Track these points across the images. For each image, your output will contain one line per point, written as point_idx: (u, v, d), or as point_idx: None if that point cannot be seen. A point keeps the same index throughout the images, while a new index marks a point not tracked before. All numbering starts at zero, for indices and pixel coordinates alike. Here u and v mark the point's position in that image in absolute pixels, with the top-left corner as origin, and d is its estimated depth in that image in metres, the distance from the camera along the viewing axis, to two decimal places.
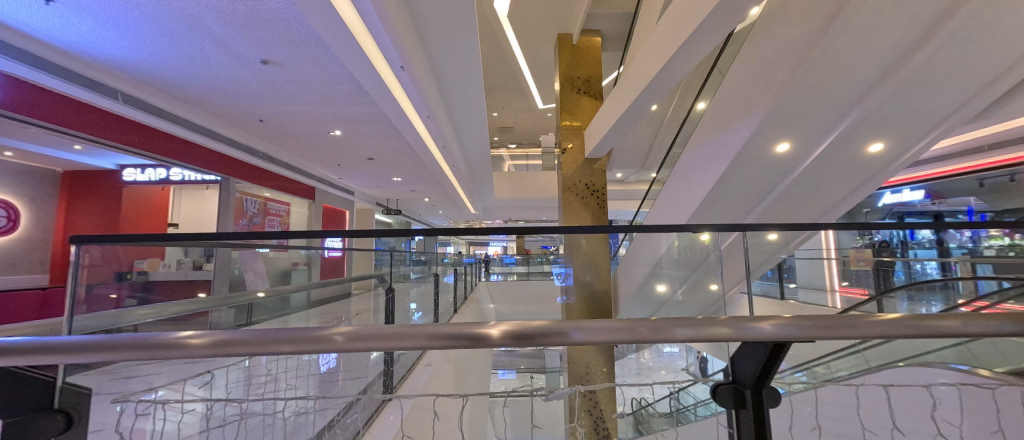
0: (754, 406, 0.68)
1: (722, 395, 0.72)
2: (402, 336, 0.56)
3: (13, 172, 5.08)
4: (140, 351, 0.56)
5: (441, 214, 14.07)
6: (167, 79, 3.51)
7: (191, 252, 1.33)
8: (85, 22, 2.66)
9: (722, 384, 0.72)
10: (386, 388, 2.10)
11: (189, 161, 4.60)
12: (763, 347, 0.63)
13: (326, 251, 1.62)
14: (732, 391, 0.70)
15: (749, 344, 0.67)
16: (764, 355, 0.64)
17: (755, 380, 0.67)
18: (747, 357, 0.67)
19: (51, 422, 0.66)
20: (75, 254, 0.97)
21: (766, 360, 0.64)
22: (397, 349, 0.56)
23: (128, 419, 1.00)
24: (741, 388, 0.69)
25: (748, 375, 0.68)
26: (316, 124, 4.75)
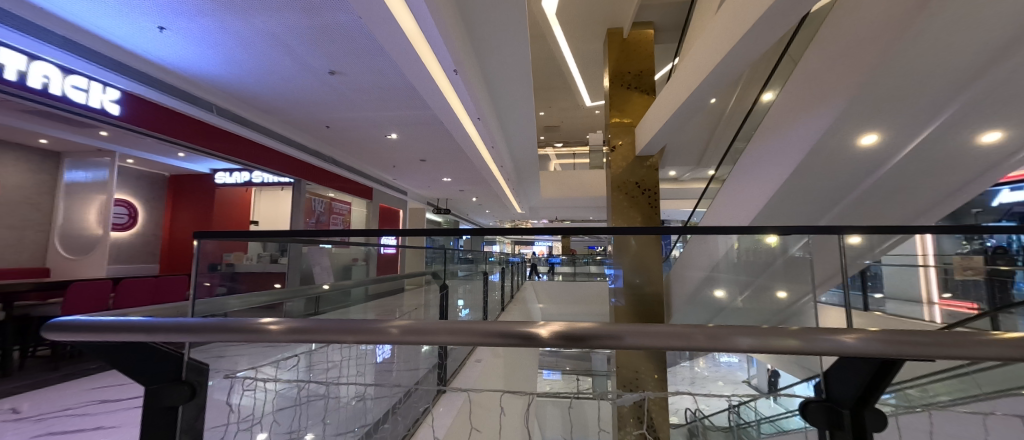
0: (854, 429, 0.60)
1: (813, 413, 0.65)
2: (453, 332, 0.57)
3: (132, 178, 5.98)
4: (234, 333, 0.64)
5: (489, 213, 14.42)
6: (252, 92, 3.97)
7: (270, 248, 1.49)
8: (188, 45, 3.07)
9: (813, 401, 0.65)
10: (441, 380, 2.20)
11: (268, 164, 5.14)
12: (867, 365, 0.56)
13: (382, 248, 1.72)
14: (826, 410, 0.64)
15: (848, 361, 0.60)
16: (868, 374, 0.57)
17: (855, 401, 0.60)
18: (845, 373, 0.60)
19: (178, 392, 0.73)
20: (198, 247, 1.20)
21: (870, 379, 0.57)
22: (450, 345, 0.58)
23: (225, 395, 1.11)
24: (837, 408, 0.62)
25: (847, 393, 0.61)
26: (375, 128, 5.04)
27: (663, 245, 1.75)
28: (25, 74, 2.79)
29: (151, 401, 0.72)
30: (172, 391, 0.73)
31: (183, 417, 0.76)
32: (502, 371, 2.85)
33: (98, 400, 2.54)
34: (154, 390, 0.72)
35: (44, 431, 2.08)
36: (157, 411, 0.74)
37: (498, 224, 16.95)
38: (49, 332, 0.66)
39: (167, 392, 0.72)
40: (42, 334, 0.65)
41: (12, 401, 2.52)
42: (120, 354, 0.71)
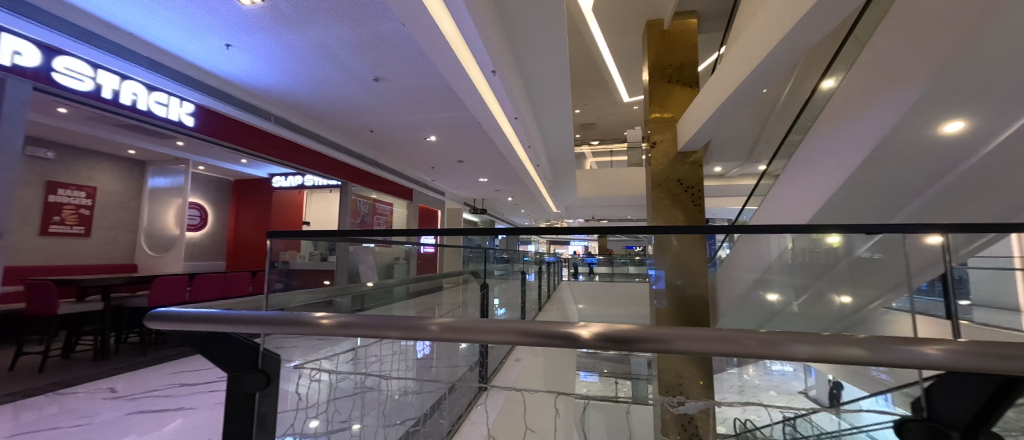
0: None
1: (915, 433, 0.58)
2: (493, 330, 0.58)
3: (203, 183, 6.61)
4: (294, 326, 0.69)
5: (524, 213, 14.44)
6: (305, 101, 4.26)
7: (319, 247, 1.57)
8: (250, 59, 3.34)
9: (914, 420, 0.59)
10: (482, 378, 2.26)
11: (318, 167, 5.48)
12: (982, 388, 0.49)
13: (422, 247, 1.77)
14: (933, 432, 0.57)
15: (959, 380, 0.52)
16: (984, 396, 0.49)
17: (968, 424, 0.52)
18: (956, 392, 0.53)
19: (255, 379, 0.79)
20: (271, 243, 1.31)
21: (986, 402, 0.49)
22: (491, 344, 0.60)
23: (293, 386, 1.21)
24: (945, 430, 0.55)
25: (958, 416, 0.53)
26: (415, 131, 5.22)
27: (707, 245, 1.67)
28: (119, 92, 3.17)
29: (233, 387, 0.79)
30: (250, 378, 0.79)
31: (260, 404, 0.82)
32: (541, 371, 2.85)
33: (176, 383, 2.83)
34: (236, 376, 0.79)
35: (137, 409, 2.37)
36: (239, 396, 0.80)
37: (534, 223, 16.94)
38: (151, 321, 0.74)
39: (246, 380, 0.78)
40: (146, 323, 0.74)
41: (110, 381, 2.89)
42: (209, 343, 0.79)
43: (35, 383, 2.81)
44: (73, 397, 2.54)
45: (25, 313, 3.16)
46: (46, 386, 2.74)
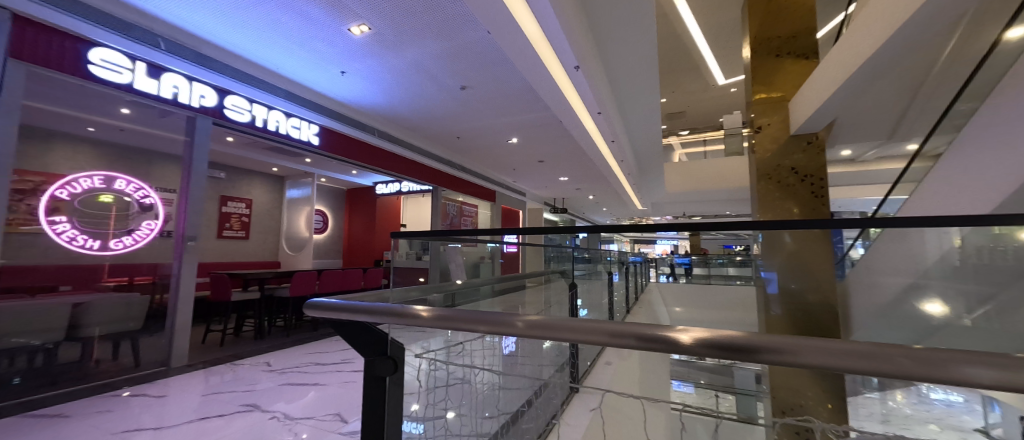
0: None
1: None
2: (583, 330, 0.57)
3: (325, 192, 7.77)
4: (400, 320, 0.78)
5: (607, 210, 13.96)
6: (403, 113, 4.76)
7: (414, 246, 1.56)
8: (359, 81, 3.90)
9: None
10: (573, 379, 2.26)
11: (414, 174, 6.05)
12: None
13: (505, 247, 1.82)
14: None
15: None
16: None
17: None
18: None
19: (386, 365, 0.89)
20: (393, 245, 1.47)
21: None
22: (579, 344, 0.59)
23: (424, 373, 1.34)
24: None
25: None
26: (498, 135, 5.44)
27: (835, 244, 1.39)
28: (268, 121, 3.89)
29: (368, 371, 0.90)
30: (382, 363, 0.89)
31: (391, 386, 0.92)
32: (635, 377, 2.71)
33: (312, 362, 3.39)
34: (371, 361, 0.89)
35: (284, 381, 2.89)
36: (373, 380, 0.91)
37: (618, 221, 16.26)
38: (307, 310, 0.91)
39: (379, 364, 0.89)
40: (304, 311, 0.90)
41: (266, 356, 3.57)
42: (348, 330, 0.93)
43: (219, 354, 3.61)
44: (242, 367, 3.21)
45: (211, 299, 4.09)
46: (225, 357, 3.50)
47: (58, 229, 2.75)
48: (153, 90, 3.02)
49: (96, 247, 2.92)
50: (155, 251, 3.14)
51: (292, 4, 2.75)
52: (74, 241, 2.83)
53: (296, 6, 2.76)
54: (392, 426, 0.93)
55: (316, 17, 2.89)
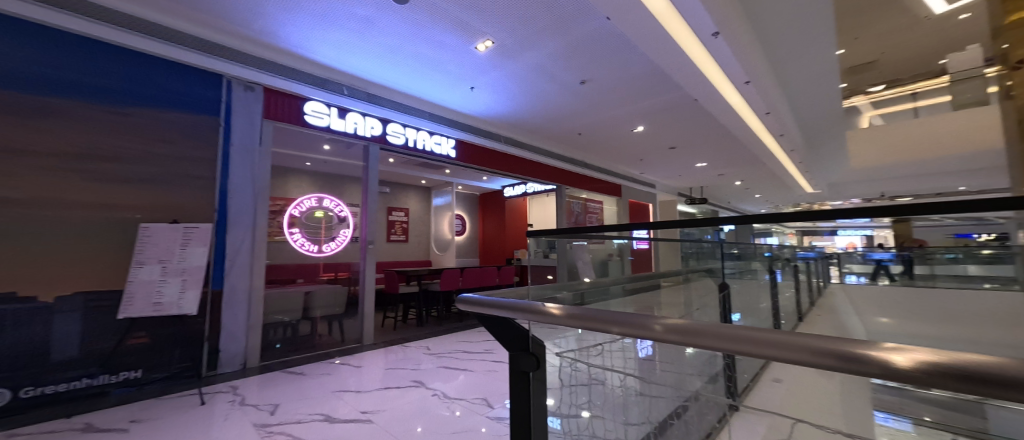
0: None
1: None
2: (736, 340, 0.48)
3: (463, 198, 8.70)
4: (541, 318, 0.79)
5: (761, 196, 11.84)
6: (526, 117, 4.98)
7: (542, 245, 1.61)
8: (487, 93, 4.24)
9: None
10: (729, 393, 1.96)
11: (539, 175, 6.25)
12: None
13: (636, 243, 1.69)
14: None
15: None
16: None
17: None
18: None
19: (528, 361, 0.95)
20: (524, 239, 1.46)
21: None
22: (735, 355, 0.50)
23: (560, 372, 1.36)
24: None
25: None
26: (622, 125, 5.19)
27: None
28: (418, 141, 4.56)
29: (513, 365, 0.97)
30: (524, 359, 0.95)
31: (535, 381, 0.97)
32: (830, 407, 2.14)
33: (462, 349, 3.85)
34: (515, 356, 0.96)
35: (441, 364, 3.34)
36: (517, 374, 0.97)
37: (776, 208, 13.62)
38: (459, 303, 1.01)
39: (522, 359, 0.95)
40: (456, 305, 1.00)
41: (428, 341, 4.18)
42: (492, 323, 1.01)
43: (394, 336, 4.42)
44: (410, 349, 3.85)
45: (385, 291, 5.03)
46: (398, 339, 4.25)
47: (295, 238, 3.70)
48: (341, 127, 3.89)
49: (315, 250, 3.84)
50: (349, 252, 4.04)
51: (430, 35, 3.16)
52: (303, 246, 3.77)
53: (433, 37, 3.18)
54: (536, 418, 0.98)
55: (449, 42, 3.26)
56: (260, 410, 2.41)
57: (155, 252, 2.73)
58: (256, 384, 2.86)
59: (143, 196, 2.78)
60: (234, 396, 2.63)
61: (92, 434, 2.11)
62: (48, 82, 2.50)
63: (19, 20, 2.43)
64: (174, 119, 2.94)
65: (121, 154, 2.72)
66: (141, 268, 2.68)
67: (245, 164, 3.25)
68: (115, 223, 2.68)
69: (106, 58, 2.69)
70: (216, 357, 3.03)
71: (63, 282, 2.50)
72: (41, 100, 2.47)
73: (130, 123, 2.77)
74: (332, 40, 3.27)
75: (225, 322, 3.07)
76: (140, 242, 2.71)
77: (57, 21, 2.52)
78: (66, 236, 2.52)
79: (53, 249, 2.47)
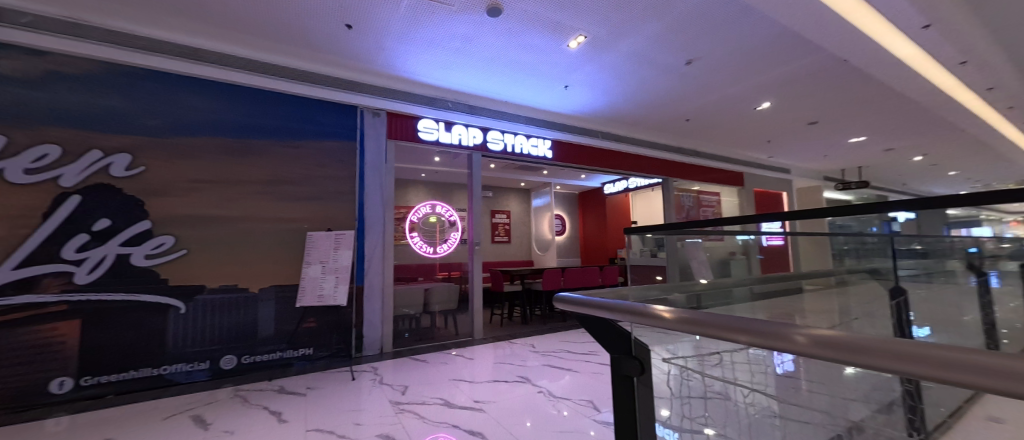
0: None
1: None
2: (911, 358, 0.36)
3: (562, 198, 8.70)
4: (647, 320, 0.74)
5: (951, 174, 9.13)
6: (625, 109, 4.75)
7: (648, 243, 1.42)
8: (582, 90, 4.17)
9: None
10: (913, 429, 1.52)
11: (642, 169, 5.87)
12: None
13: (766, 240, 1.44)
14: None
15: None
16: None
17: None
18: None
19: (631, 365, 0.89)
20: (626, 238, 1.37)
21: None
22: (918, 380, 0.37)
23: (673, 381, 1.25)
24: None
25: None
26: (740, 104, 4.56)
27: None
28: (516, 145, 4.70)
29: (615, 369, 0.92)
30: (627, 362, 0.90)
31: (641, 387, 0.92)
32: None
33: (568, 349, 3.85)
34: (616, 358, 0.92)
35: (547, 362, 3.38)
36: (620, 378, 0.92)
37: (976, 188, 10.36)
38: (557, 302, 1.01)
39: (625, 362, 0.90)
40: (554, 304, 1.01)
41: (532, 339, 4.29)
42: (591, 323, 0.98)
43: (501, 332, 4.65)
44: (517, 345, 4.00)
45: (491, 289, 5.31)
46: (504, 335, 4.45)
47: (413, 241, 4.14)
48: (448, 140, 4.25)
49: (430, 251, 4.25)
50: (459, 253, 4.39)
51: (522, 41, 3.25)
52: (421, 248, 4.20)
53: (527, 42, 3.26)
54: (643, 427, 0.92)
55: (541, 44, 3.30)
56: (394, 389, 2.78)
57: (318, 254, 3.25)
58: (391, 367, 3.31)
59: (306, 210, 3.47)
60: (374, 375, 3.09)
61: (282, 395, 2.71)
62: (246, 127, 3.29)
63: (229, 85, 3.26)
64: (325, 146, 3.59)
65: (292, 178, 3.44)
66: (309, 267, 3.21)
67: (375, 179, 3.80)
68: (289, 232, 3.39)
69: (280, 104, 3.44)
70: (361, 342, 3.60)
71: (260, 279, 3.26)
72: (242, 142, 3.28)
73: (296, 153, 3.48)
74: (438, 62, 3.61)
75: (365, 313, 3.64)
76: (308, 246, 3.25)
77: (250, 81, 3.31)
78: (260, 243, 3.28)
79: (252, 254, 3.24)
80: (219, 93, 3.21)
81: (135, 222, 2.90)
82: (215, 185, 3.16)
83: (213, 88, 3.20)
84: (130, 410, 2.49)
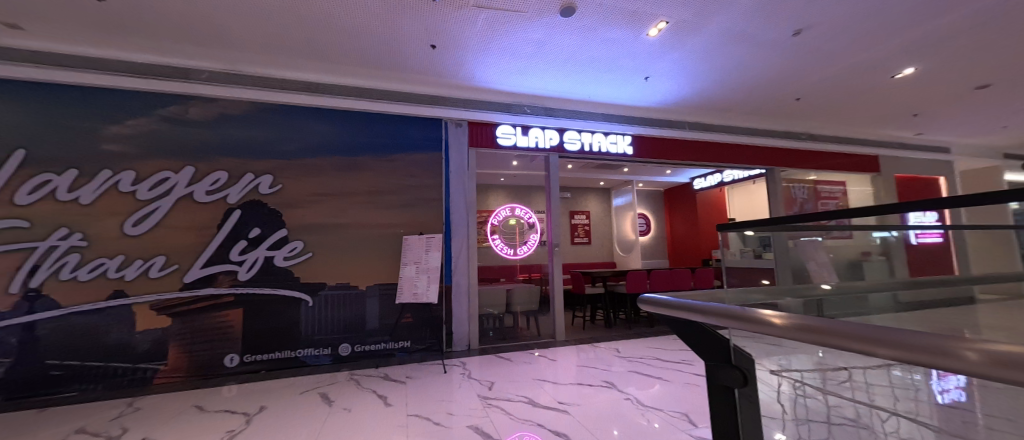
0: None
1: None
2: None
3: (645, 196, 8.24)
4: (747, 325, 0.66)
5: None
6: (717, 95, 4.33)
7: (749, 242, 1.25)
8: (664, 80, 3.92)
9: None
10: None
11: (739, 160, 5.27)
12: None
13: (916, 237, 1.16)
14: None
15: None
16: None
17: None
18: None
19: (731, 375, 0.81)
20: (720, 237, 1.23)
21: None
22: None
23: (788, 398, 1.09)
24: None
25: None
26: (867, 74, 3.84)
27: None
28: (594, 143, 4.59)
29: (712, 377, 0.85)
30: (726, 372, 0.81)
31: (743, 401, 0.84)
32: None
33: (657, 356, 3.62)
34: (713, 366, 0.84)
35: (635, 369, 3.22)
36: (718, 388, 0.84)
37: None
38: (641, 304, 0.96)
39: (723, 372, 0.82)
40: (638, 305, 0.96)
41: (617, 343, 4.13)
42: (682, 328, 0.92)
43: (584, 335, 4.56)
44: (601, 349, 3.88)
45: (573, 291, 5.25)
46: (586, 339, 4.35)
47: (497, 243, 4.27)
48: (525, 144, 4.32)
49: (510, 252, 4.32)
50: (539, 255, 4.44)
51: (600, 36, 3.17)
52: (502, 249, 4.30)
53: (605, 37, 3.17)
54: None
55: (618, 37, 3.19)
56: (482, 384, 2.91)
57: (413, 255, 3.54)
58: (478, 363, 3.47)
59: (401, 217, 3.83)
60: (463, 370, 3.27)
61: (387, 382, 3.03)
62: (352, 146, 3.76)
63: (339, 110, 3.76)
64: (416, 158, 3.93)
65: (389, 188, 3.83)
66: (404, 268, 3.53)
67: (459, 186, 4.03)
68: (388, 237, 3.78)
69: (378, 123, 3.85)
70: (451, 337, 3.85)
71: (366, 278, 3.69)
72: (350, 158, 3.75)
73: (392, 165, 3.86)
74: (515, 69, 3.70)
75: (454, 311, 3.88)
76: (404, 248, 3.57)
77: (355, 105, 3.77)
78: (365, 246, 3.71)
79: (360, 256, 3.69)
80: (331, 118, 3.72)
81: (275, 229, 3.50)
82: (330, 198, 3.67)
83: (327, 114, 3.72)
84: (275, 385, 3.01)
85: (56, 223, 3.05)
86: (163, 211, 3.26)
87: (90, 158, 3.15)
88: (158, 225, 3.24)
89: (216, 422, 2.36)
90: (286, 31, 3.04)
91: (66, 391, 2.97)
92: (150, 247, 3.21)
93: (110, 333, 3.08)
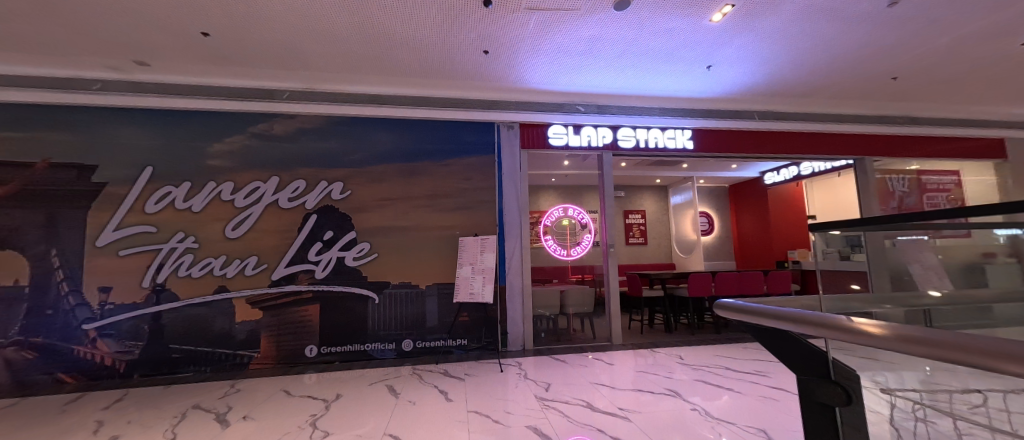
0: None
1: None
2: None
3: (708, 194, 7.71)
4: (835, 334, 0.59)
5: None
6: (791, 80, 3.94)
7: (836, 242, 1.11)
8: (729, 68, 3.65)
9: None
10: None
11: (820, 150, 4.73)
12: None
13: None
14: None
15: None
16: None
17: None
18: None
19: (831, 393, 0.75)
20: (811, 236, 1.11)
21: None
22: None
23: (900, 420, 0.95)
24: None
25: None
26: (986, 42, 3.26)
27: None
28: (650, 139, 4.38)
29: (807, 392, 0.80)
30: (824, 388, 0.76)
31: (841, 418, 0.76)
32: None
33: (725, 365, 3.37)
34: (807, 380, 0.80)
35: (700, 377, 3.02)
36: (815, 404, 0.79)
37: None
38: (718, 308, 0.93)
39: (820, 388, 0.76)
40: (715, 310, 0.93)
41: (679, 349, 3.90)
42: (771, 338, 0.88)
43: (642, 339, 4.38)
44: (661, 355, 3.68)
45: (629, 293, 5.07)
46: (644, 343, 4.16)
47: (549, 244, 4.22)
48: (577, 143, 4.26)
49: (564, 254, 4.24)
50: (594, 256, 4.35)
51: (657, 27, 3.03)
52: (556, 251, 4.23)
53: (662, 27, 3.03)
54: None
55: (676, 26, 3.03)
56: (538, 385, 2.91)
57: (468, 256, 3.63)
58: (533, 364, 3.48)
59: (458, 219, 3.97)
60: (519, 370, 3.30)
61: (447, 378, 3.15)
62: (411, 152, 3.97)
63: (399, 119, 3.98)
64: (471, 162, 4.04)
65: (446, 191, 3.98)
66: (461, 268, 3.64)
67: (511, 188, 4.08)
68: (446, 238, 3.94)
69: (435, 130, 4.03)
70: (506, 337, 3.91)
71: (426, 278, 3.87)
72: (410, 165, 3.96)
73: (449, 170, 4.01)
74: (568, 68, 3.66)
75: (508, 311, 3.94)
76: (461, 249, 3.68)
77: (413, 114, 3.97)
78: (425, 248, 3.90)
79: (420, 257, 3.88)
80: (393, 127, 3.96)
81: (345, 232, 3.79)
82: (393, 202, 3.90)
83: (389, 124, 3.97)
84: (347, 375, 3.27)
85: (177, 227, 3.58)
86: (255, 216, 3.69)
87: (198, 172, 3.65)
88: (251, 229, 3.67)
89: (301, 407, 2.61)
90: (354, 49, 3.30)
91: (184, 371, 3.48)
92: (246, 248, 3.65)
93: (215, 324, 3.55)
